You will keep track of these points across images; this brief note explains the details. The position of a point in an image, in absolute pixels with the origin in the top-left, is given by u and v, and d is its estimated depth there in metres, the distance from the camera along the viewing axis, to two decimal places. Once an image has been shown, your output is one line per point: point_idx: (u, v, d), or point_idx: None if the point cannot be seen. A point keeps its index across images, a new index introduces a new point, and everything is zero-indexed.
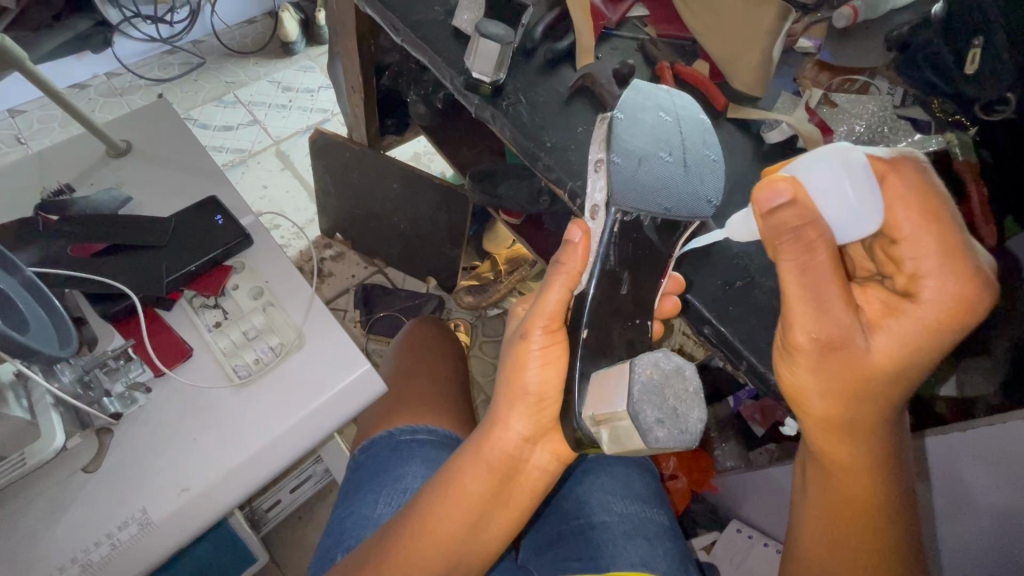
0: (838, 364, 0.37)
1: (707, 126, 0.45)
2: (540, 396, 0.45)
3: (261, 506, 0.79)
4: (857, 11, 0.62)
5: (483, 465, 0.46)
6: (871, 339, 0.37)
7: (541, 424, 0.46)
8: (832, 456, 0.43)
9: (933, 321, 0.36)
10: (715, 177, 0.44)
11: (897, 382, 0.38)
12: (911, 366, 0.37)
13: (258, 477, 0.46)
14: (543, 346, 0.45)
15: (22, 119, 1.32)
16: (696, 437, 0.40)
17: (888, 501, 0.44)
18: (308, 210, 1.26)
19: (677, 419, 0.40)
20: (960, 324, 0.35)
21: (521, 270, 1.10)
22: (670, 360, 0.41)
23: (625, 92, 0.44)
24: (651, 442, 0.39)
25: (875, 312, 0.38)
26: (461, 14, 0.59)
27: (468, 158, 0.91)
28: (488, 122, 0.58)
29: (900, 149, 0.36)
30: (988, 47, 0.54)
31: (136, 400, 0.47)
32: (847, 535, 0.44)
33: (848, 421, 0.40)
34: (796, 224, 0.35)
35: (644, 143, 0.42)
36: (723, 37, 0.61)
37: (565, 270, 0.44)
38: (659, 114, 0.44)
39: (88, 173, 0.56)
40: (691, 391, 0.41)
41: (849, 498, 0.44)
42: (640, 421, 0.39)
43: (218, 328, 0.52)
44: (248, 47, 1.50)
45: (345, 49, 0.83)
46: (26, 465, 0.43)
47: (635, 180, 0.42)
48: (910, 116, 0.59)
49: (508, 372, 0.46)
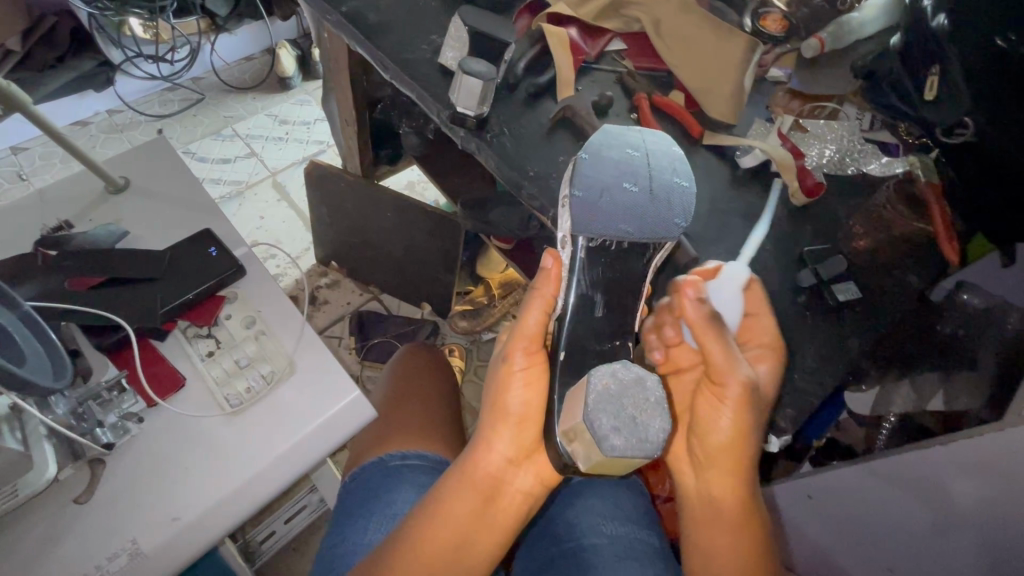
0: (719, 446, 0.47)
1: (678, 156, 0.46)
2: (522, 416, 0.46)
3: (255, 538, 0.79)
4: (824, 41, 0.66)
5: (469, 486, 0.47)
6: (718, 421, 0.47)
7: (524, 445, 0.47)
8: (698, 497, 0.50)
9: (740, 410, 0.46)
10: (683, 201, 0.45)
11: (736, 451, 0.47)
12: (740, 442, 0.47)
13: (249, 503, 0.47)
14: (525, 367, 0.46)
15: (24, 156, 1.35)
16: (658, 447, 0.40)
17: (753, 521, 0.50)
18: (304, 240, 1.29)
19: (635, 428, 0.40)
20: (755, 409, 0.46)
21: (515, 295, 1.13)
22: (629, 370, 0.42)
23: (594, 134, 0.47)
24: (608, 451, 0.39)
25: (710, 404, 0.47)
26: (446, 52, 0.62)
27: (459, 186, 0.93)
28: (475, 153, 0.60)
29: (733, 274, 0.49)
30: (944, 75, 0.56)
31: (129, 430, 0.48)
32: (728, 556, 0.49)
33: (699, 470, 0.50)
34: (707, 317, 0.46)
35: (608, 176, 0.45)
36: (697, 69, 0.64)
37: (541, 295, 0.47)
38: (627, 150, 0.46)
39: (87, 209, 0.58)
40: (653, 401, 0.41)
41: (730, 526, 0.49)
42: (596, 429, 0.40)
43: (211, 358, 0.53)
44: (246, 83, 1.55)
45: (338, 85, 0.86)
46: (19, 497, 0.43)
47: (598, 209, 0.44)
48: (879, 140, 0.63)
49: (492, 394, 0.47)
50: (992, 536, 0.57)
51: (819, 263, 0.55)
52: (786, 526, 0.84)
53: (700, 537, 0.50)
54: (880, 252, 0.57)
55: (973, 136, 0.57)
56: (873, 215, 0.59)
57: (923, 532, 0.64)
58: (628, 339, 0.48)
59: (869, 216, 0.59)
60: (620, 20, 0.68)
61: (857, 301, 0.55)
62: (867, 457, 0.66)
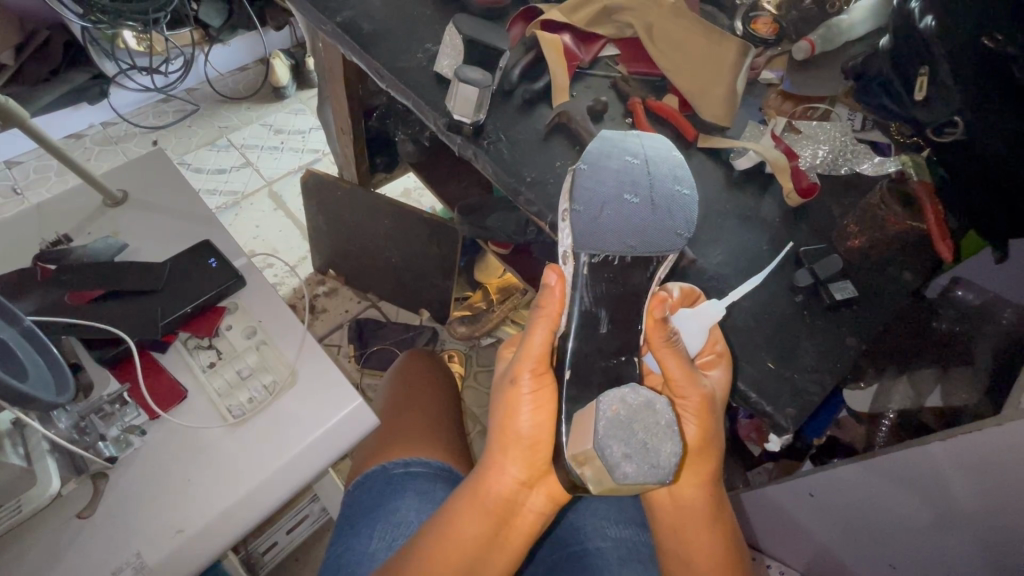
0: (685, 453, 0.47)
1: (678, 161, 0.47)
2: (533, 440, 0.45)
3: (257, 548, 0.78)
4: (815, 44, 0.67)
5: (482, 507, 0.46)
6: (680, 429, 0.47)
7: (536, 468, 0.45)
8: (670, 507, 0.49)
9: (698, 415, 0.47)
10: (684, 210, 0.46)
11: (702, 455, 0.47)
12: (706, 446, 0.47)
13: (251, 518, 0.47)
14: (533, 389, 0.45)
15: (18, 170, 1.34)
16: (670, 471, 0.41)
17: (723, 518, 0.50)
18: (301, 248, 1.29)
19: (647, 453, 0.41)
20: (713, 414, 0.47)
21: (513, 299, 1.11)
22: (638, 395, 0.42)
23: (592, 142, 0.47)
24: (620, 478, 0.40)
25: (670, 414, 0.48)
26: (442, 60, 0.62)
27: (456, 193, 0.93)
28: (471, 160, 0.61)
29: (700, 310, 0.50)
30: (934, 76, 0.56)
31: (131, 443, 0.48)
32: (702, 555, 0.50)
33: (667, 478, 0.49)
34: (666, 336, 0.47)
35: (607, 187, 0.45)
36: (689, 73, 0.65)
37: (545, 313, 0.47)
38: (626, 158, 0.46)
39: (85, 222, 0.58)
40: (663, 425, 0.42)
41: (702, 527, 0.49)
42: (607, 457, 0.40)
43: (212, 369, 0.53)
44: (240, 93, 1.55)
45: (334, 94, 0.86)
46: (22, 513, 0.43)
47: (598, 222, 0.45)
48: (871, 140, 0.65)
49: (500, 418, 0.46)
50: (993, 530, 0.57)
51: (815, 262, 0.55)
52: (789, 524, 0.85)
53: (680, 544, 0.50)
54: (874, 250, 0.58)
55: (964, 134, 0.56)
56: (867, 213, 0.59)
57: (923, 527, 0.65)
58: (633, 355, 0.48)
59: (862, 212, 0.59)
60: (612, 26, 0.69)
61: (853, 300, 0.55)
62: (865, 454, 0.66)
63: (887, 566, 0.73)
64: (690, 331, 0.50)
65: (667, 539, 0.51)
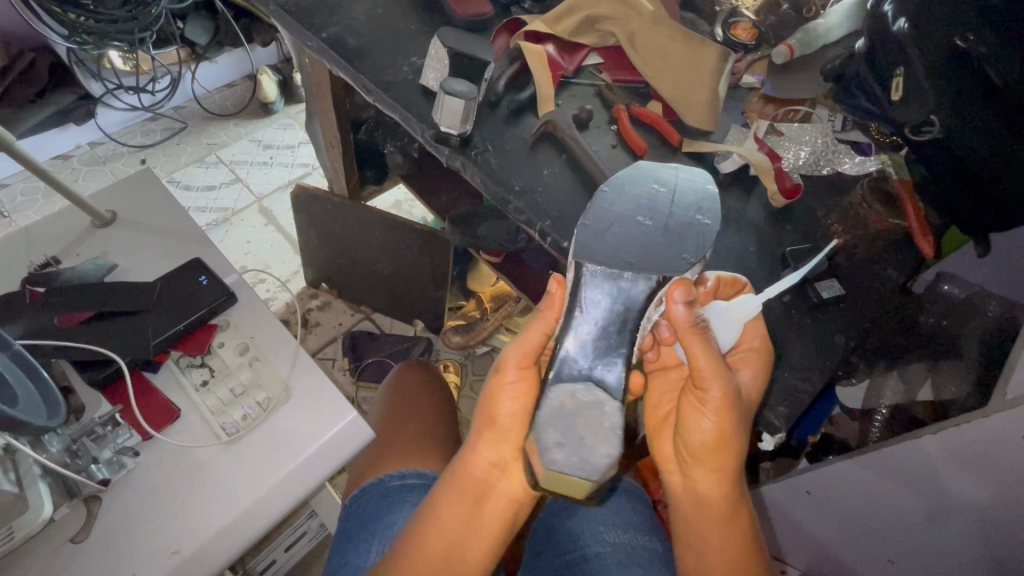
0: (712, 445, 0.48)
1: (707, 195, 0.47)
2: (507, 426, 0.47)
3: (255, 568, 0.77)
4: (793, 48, 0.68)
5: (457, 494, 0.48)
6: (701, 420, 0.47)
7: (506, 452, 0.48)
8: (689, 499, 0.50)
9: (717, 409, 0.47)
10: (695, 239, 0.46)
11: (722, 449, 0.48)
12: (727, 440, 0.47)
13: (240, 538, 0.46)
14: (515, 380, 0.47)
15: (5, 193, 1.34)
16: (600, 470, 0.43)
17: (746, 508, 0.51)
18: (293, 263, 1.29)
19: (579, 447, 0.43)
20: (736, 409, 0.47)
21: (507, 306, 1.12)
22: (589, 394, 0.44)
23: (625, 169, 0.48)
24: (547, 463, 0.43)
25: (691, 404, 0.48)
26: (427, 73, 0.63)
27: (446, 204, 0.93)
28: (459, 170, 0.61)
29: (736, 302, 0.51)
30: (909, 76, 0.57)
31: (124, 465, 0.47)
32: (721, 549, 0.50)
33: (691, 470, 0.49)
34: (689, 326, 0.46)
35: (626, 210, 0.46)
36: (672, 80, 0.66)
37: (542, 316, 0.48)
38: (654, 185, 0.47)
39: (73, 244, 0.58)
40: (606, 426, 0.43)
41: (725, 520, 0.49)
42: (540, 440, 0.43)
43: (206, 387, 0.53)
44: (228, 109, 1.55)
45: (321, 108, 0.86)
46: (15, 537, 0.43)
47: (603, 241, 0.46)
48: (851, 140, 0.67)
49: (484, 404, 0.48)
50: (988, 523, 0.58)
51: (801, 262, 0.56)
52: (789, 524, 0.86)
53: (696, 537, 0.50)
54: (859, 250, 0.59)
55: (940, 133, 0.57)
56: (849, 213, 0.61)
57: (921, 523, 0.65)
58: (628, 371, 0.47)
59: (845, 213, 0.61)
60: (595, 35, 0.70)
61: (839, 298, 0.56)
62: (861, 449, 0.66)
63: (886, 561, 0.74)
64: (722, 317, 0.51)
65: (682, 530, 0.51)
